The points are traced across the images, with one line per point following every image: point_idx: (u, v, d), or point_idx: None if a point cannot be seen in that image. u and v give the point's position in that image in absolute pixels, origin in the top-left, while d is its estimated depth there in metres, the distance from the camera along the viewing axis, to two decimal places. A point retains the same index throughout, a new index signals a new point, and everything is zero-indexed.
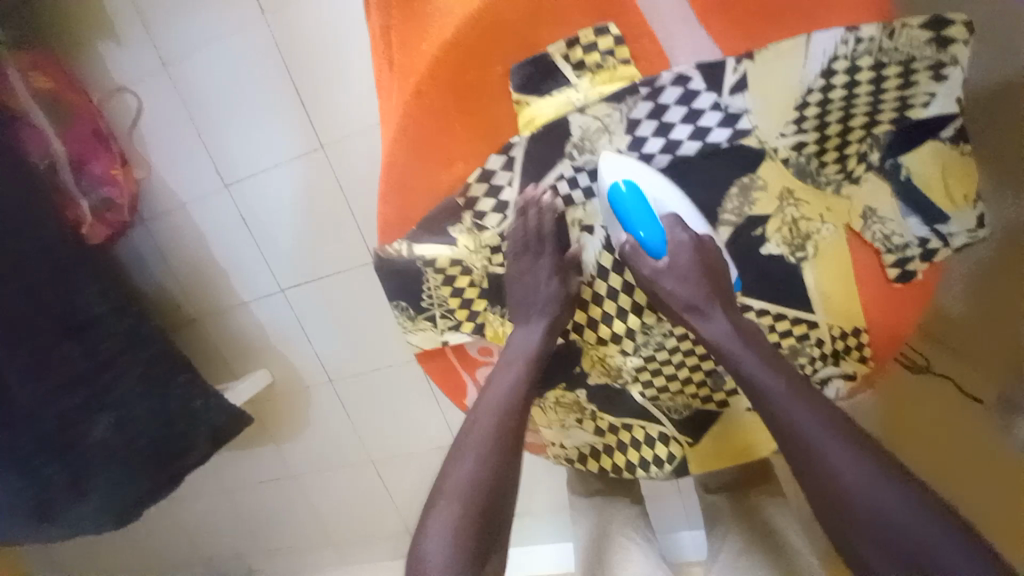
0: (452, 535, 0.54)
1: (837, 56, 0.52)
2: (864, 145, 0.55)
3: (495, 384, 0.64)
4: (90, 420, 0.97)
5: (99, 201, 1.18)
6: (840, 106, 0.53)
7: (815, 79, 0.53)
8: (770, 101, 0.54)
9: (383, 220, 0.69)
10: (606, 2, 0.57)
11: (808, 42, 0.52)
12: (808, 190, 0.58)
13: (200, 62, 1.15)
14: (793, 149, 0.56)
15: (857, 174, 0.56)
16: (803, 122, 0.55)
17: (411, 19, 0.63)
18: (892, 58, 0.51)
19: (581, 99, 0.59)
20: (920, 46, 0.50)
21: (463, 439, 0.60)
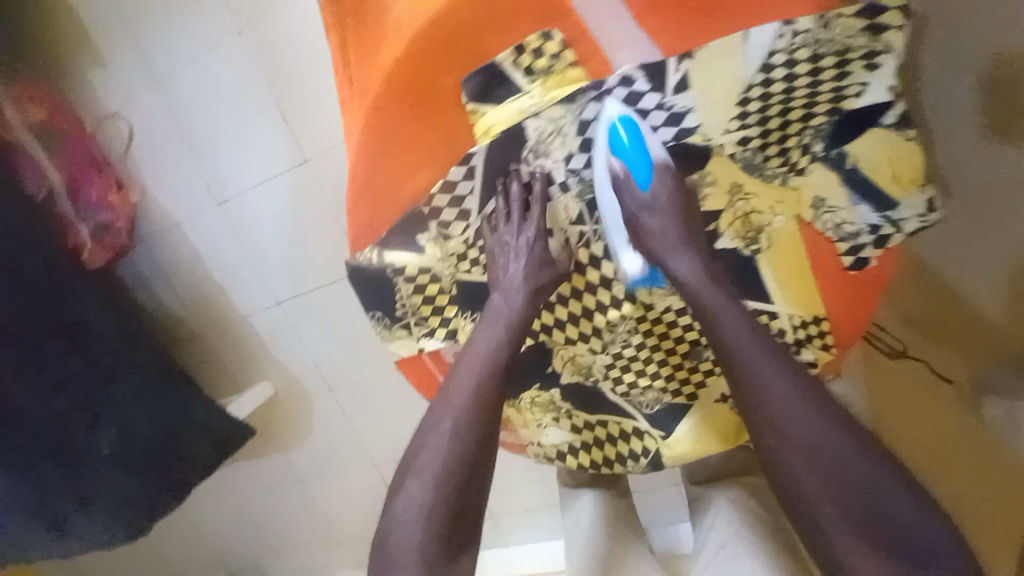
0: (422, 516, 0.56)
1: (774, 50, 0.52)
2: (807, 136, 0.56)
3: (466, 359, 0.64)
4: (95, 431, 1.01)
5: (98, 226, 1.23)
6: (781, 99, 0.54)
7: (755, 75, 0.53)
8: (712, 98, 0.55)
9: (353, 232, 0.70)
10: (549, 8, 0.58)
11: (745, 37, 0.52)
12: (757, 184, 0.60)
13: (184, 85, 1.18)
14: (738, 144, 0.57)
15: (802, 165, 0.58)
16: (746, 118, 0.56)
17: (366, 37, 0.65)
18: (829, 49, 0.51)
19: (536, 103, 0.58)
20: (855, 34, 0.50)
21: (431, 424, 0.61)
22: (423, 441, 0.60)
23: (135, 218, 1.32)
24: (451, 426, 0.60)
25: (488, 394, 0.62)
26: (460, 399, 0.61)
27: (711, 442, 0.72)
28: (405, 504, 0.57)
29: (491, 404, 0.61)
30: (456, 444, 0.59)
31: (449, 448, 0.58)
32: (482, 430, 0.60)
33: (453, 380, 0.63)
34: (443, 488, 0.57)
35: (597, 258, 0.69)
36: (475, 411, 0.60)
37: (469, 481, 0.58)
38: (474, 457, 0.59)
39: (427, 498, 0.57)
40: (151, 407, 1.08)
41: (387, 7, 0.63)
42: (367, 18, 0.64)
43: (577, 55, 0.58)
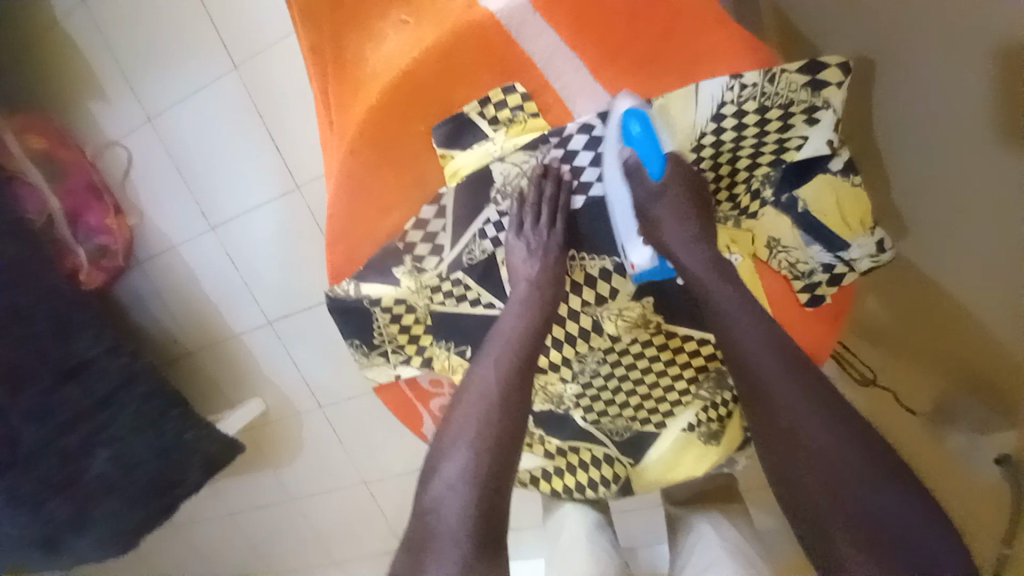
0: (468, 487, 0.55)
1: (724, 102, 0.55)
2: (759, 181, 0.59)
3: (502, 328, 0.64)
4: (86, 457, 1.02)
5: (95, 249, 1.29)
6: (731, 147, 0.57)
7: (706, 123, 0.56)
8: (668, 146, 0.58)
9: (332, 265, 0.74)
10: (512, 62, 0.61)
11: (696, 90, 0.56)
12: (712, 226, 0.63)
13: (180, 114, 1.23)
14: (694, 187, 0.61)
15: (752, 210, 0.61)
16: (699, 163, 0.59)
17: (347, 84, 0.69)
18: (774, 102, 0.54)
19: (500, 150, 0.63)
20: (798, 89, 0.54)
21: (466, 400, 0.61)
22: (460, 417, 0.60)
23: (131, 241, 1.35)
24: (489, 402, 0.60)
25: (524, 370, 0.62)
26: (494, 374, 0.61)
27: (678, 471, 0.74)
28: (450, 481, 0.56)
29: (527, 379, 0.62)
30: (499, 418, 0.59)
31: (487, 421, 0.58)
32: (521, 404, 0.61)
33: (485, 356, 0.63)
34: (488, 460, 0.56)
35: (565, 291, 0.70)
36: (513, 386, 0.61)
37: (512, 454, 0.58)
38: (514, 431, 0.59)
39: (473, 471, 0.55)
40: (142, 429, 1.09)
41: (365, 58, 0.68)
42: (349, 68, 0.69)
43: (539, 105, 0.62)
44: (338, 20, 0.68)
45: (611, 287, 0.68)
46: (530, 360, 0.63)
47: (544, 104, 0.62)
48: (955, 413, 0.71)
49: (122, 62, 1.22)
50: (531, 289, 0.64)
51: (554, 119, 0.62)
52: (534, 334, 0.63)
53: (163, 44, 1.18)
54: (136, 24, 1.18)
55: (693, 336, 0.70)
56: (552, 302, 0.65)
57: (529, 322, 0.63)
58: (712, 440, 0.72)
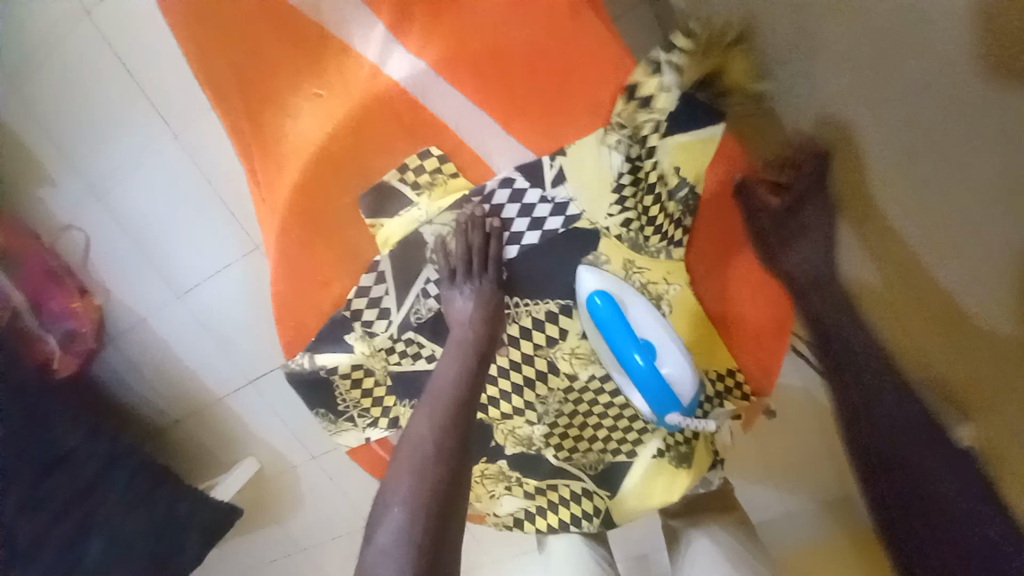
0: (404, 553, 0.49)
1: (626, 143, 0.60)
2: (680, 211, 0.65)
3: (439, 375, 0.62)
4: (83, 543, 0.98)
5: (64, 335, 1.21)
6: (647, 182, 0.62)
7: (621, 165, 0.60)
8: (589, 188, 0.61)
9: (283, 340, 0.73)
10: (424, 126, 0.64)
11: (602, 135, 0.60)
12: (647, 260, 0.67)
13: (124, 187, 1.17)
14: (622, 226, 0.64)
15: (677, 237, 0.67)
16: (624, 202, 0.62)
17: (268, 158, 0.69)
18: (643, 131, 0.61)
19: (426, 213, 0.64)
20: (637, 115, 0.60)
21: (403, 451, 0.56)
22: (396, 471, 0.55)
23: (102, 321, 1.28)
24: (426, 452, 0.55)
25: (463, 416, 0.58)
26: (433, 422, 0.58)
27: (654, 498, 0.74)
28: (384, 544, 0.50)
29: (466, 423, 0.58)
30: (435, 470, 0.54)
31: (425, 476, 0.53)
32: (457, 452, 0.56)
33: (420, 409, 0.60)
34: (425, 520, 0.51)
35: (515, 338, 0.70)
36: (449, 434, 0.57)
37: (454, 504, 0.53)
38: (455, 478, 0.54)
39: (409, 531, 0.50)
40: (135, 506, 1.05)
41: (284, 132, 0.68)
42: (267, 142, 0.68)
43: (458, 165, 0.64)
44: (251, 100, 0.67)
45: (559, 327, 0.69)
46: (467, 405, 0.60)
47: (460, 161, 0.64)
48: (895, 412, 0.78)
49: (56, 135, 1.14)
50: (462, 346, 0.63)
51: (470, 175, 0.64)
52: (472, 375, 0.62)
53: (100, 114, 1.11)
54: (62, 96, 1.11)
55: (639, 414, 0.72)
56: (485, 343, 0.64)
57: (464, 365, 0.62)
58: (682, 463, 0.73)
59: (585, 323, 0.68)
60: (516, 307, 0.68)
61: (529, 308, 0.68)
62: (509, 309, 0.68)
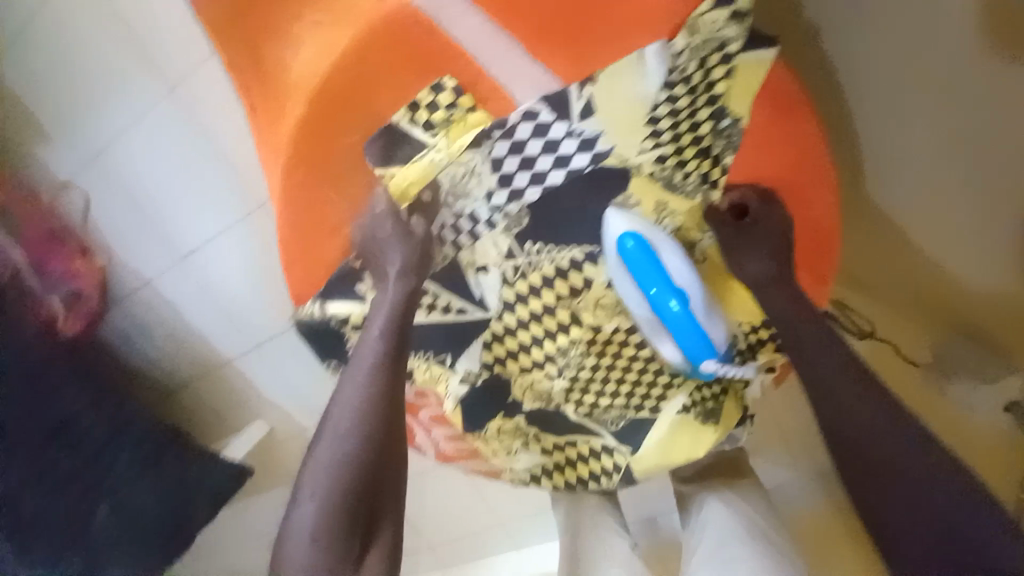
0: (310, 539, 0.55)
1: (671, 69, 0.56)
2: (719, 146, 0.60)
3: (358, 360, 0.61)
4: (92, 508, 0.99)
5: (68, 296, 1.09)
6: (687, 112, 0.58)
7: (658, 92, 0.56)
8: (620, 121, 0.58)
9: (292, 291, 0.70)
10: (440, 54, 0.58)
11: (642, 57, 0.55)
12: (681, 203, 0.63)
13: (122, 136, 1.07)
14: (656, 162, 0.60)
15: (715, 176, 0.62)
16: (659, 136, 0.58)
17: (269, 95, 0.63)
18: (708, 50, 0.56)
19: (444, 155, 0.61)
20: (724, 28, 0.55)
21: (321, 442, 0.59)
22: (305, 486, 0.57)
23: (105, 283, 1.14)
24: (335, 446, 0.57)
25: (372, 432, 0.58)
26: (337, 441, 0.58)
27: (677, 455, 0.72)
28: (295, 530, 0.56)
29: (378, 416, 0.59)
30: (341, 466, 0.56)
31: (330, 472, 0.56)
32: (361, 473, 0.57)
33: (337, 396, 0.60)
34: (331, 510, 0.55)
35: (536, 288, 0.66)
36: (359, 429, 0.58)
37: (366, 515, 0.57)
38: (366, 493, 0.57)
39: (315, 520, 0.55)
40: (144, 468, 1.05)
41: (285, 63, 0.62)
42: (268, 76, 0.63)
43: (474, 98, 0.59)
44: (247, 30, 0.62)
45: (584, 277, 0.66)
46: (383, 394, 0.59)
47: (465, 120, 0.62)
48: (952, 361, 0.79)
49: (35, 77, 1.03)
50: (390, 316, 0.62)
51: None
52: (391, 361, 0.61)
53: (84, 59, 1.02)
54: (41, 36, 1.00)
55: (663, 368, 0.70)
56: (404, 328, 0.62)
57: (379, 353, 0.60)
58: (709, 419, 0.71)
59: (613, 270, 0.64)
60: (538, 254, 0.65)
61: (553, 255, 0.65)
62: (530, 256, 0.65)
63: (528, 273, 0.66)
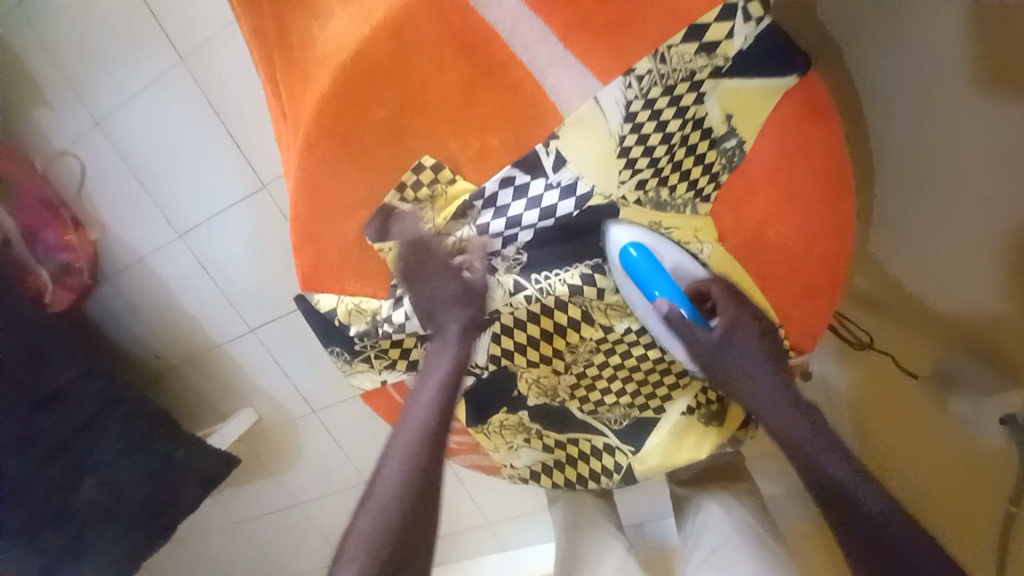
0: (377, 536, 0.55)
1: (630, 100, 0.55)
2: (720, 165, 0.62)
3: (432, 362, 0.66)
4: (75, 484, 0.94)
5: (58, 267, 1.13)
6: (664, 147, 0.58)
7: (623, 127, 0.56)
8: (597, 162, 0.58)
9: (301, 272, 0.69)
10: (471, 34, 0.56)
11: (597, 103, 0.55)
12: (674, 217, 0.64)
13: (130, 113, 1.07)
14: (637, 190, 0.61)
15: (706, 192, 0.63)
16: (635, 166, 0.58)
17: (294, 72, 0.63)
18: (676, 78, 0.55)
19: (434, 226, 0.65)
20: (693, 58, 0.54)
21: (397, 439, 0.62)
22: (386, 463, 0.60)
23: (97, 257, 1.20)
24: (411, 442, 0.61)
25: (437, 431, 0.62)
26: (417, 427, 0.62)
27: (681, 457, 0.71)
28: (362, 526, 0.57)
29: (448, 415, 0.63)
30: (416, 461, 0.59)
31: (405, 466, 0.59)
32: (433, 455, 0.60)
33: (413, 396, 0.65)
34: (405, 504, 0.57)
35: (551, 305, 0.66)
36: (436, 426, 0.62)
37: (425, 514, 0.58)
38: (429, 490, 0.59)
39: (385, 512, 0.57)
40: (131, 449, 1.00)
41: (313, 40, 0.61)
42: (294, 53, 0.63)
43: (454, 171, 0.62)
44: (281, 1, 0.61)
45: (597, 289, 0.66)
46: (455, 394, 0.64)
47: (491, 103, 0.58)
48: (953, 375, 0.73)
49: (49, 44, 1.03)
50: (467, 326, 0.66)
51: (507, 118, 0.59)
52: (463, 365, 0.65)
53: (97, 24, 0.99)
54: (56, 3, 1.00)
55: (672, 369, 0.70)
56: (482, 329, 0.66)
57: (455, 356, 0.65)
58: (712, 420, 0.71)
59: (620, 279, 0.65)
60: (547, 279, 0.65)
61: (561, 277, 0.65)
62: (539, 283, 0.65)
63: (538, 298, 0.66)
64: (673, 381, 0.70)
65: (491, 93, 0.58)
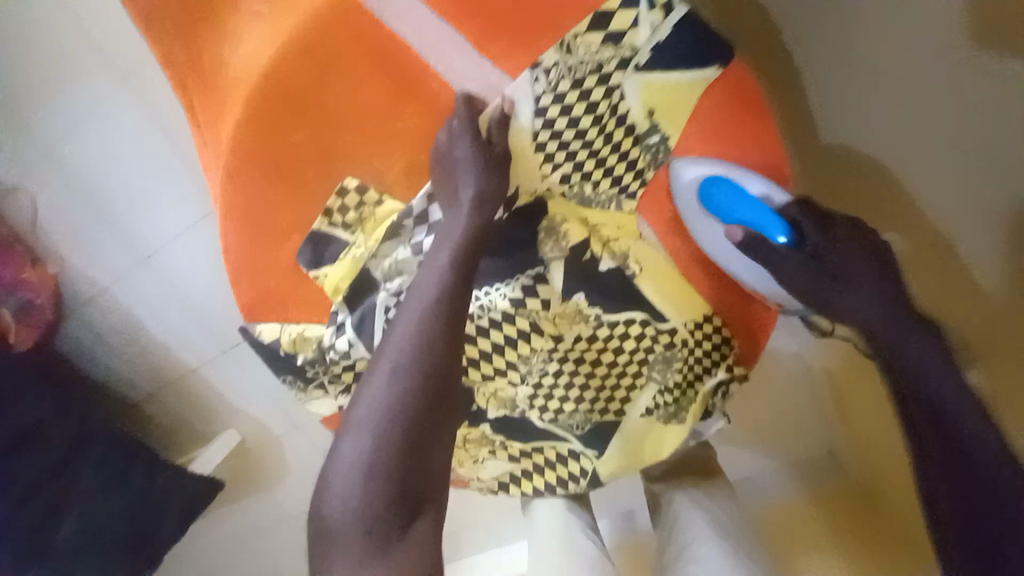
0: (365, 470, 0.49)
1: (540, 94, 0.57)
2: (644, 161, 0.63)
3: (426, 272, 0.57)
4: (52, 526, 0.91)
5: (19, 305, 1.06)
6: (579, 141, 0.59)
7: (535, 121, 0.58)
8: (521, 157, 0.62)
9: (240, 302, 0.67)
10: (382, 53, 0.59)
11: (509, 100, 0.58)
12: (600, 213, 0.66)
13: (69, 141, 1.02)
14: (563, 182, 0.63)
15: (631, 188, 0.65)
16: (554, 160, 0.61)
17: (210, 98, 0.60)
18: (584, 70, 0.57)
19: (366, 248, 0.64)
20: (599, 49, 0.56)
21: (384, 357, 0.54)
22: (367, 388, 0.53)
23: (60, 291, 1.13)
24: (404, 363, 0.52)
25: (433, 355, 0.53)
26: (405, 348, 0.53)
27: (643, 457, 0.71)
28: (345, 463, 0.50)
29: (448, 340, 0.54)
30: (410, 390, 0.52)
31: (393, 394, 0.51)
32: (432, 386, 0.52)
33: (402, 313, 0.56)
34: (395, 439, 0.50)
35: (499, 319, 0.65)
36: (432, 351, 0.53)
37: (421, 453, 0.51)
38: (423, 426, 0.51)
39: (375, 448, 0.50)
40: (108, 483, 0.97)
41: (227, 65, 0.58)
42: (207, 78, 0.59)
43: (381, 190, 0.63)
44: (189, 26, 0.58)
45: (541, 299, 0.65)
46: (456, 314, 0.55)
47: (413, 117, 0.61)
48: None
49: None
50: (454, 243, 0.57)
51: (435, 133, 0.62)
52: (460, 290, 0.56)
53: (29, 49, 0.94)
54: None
55: (627, 372, 0.69)
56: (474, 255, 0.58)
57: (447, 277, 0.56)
58: (673, 420, 0.70)
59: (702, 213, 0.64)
60: (487, 295, 0.65)
61: (502, 291, 0.65)
62: (480, 299, 0.65)
63: (481, 314, 0.65)
64: (629, 384, 0.69)
65: (415, 110, 0.61)
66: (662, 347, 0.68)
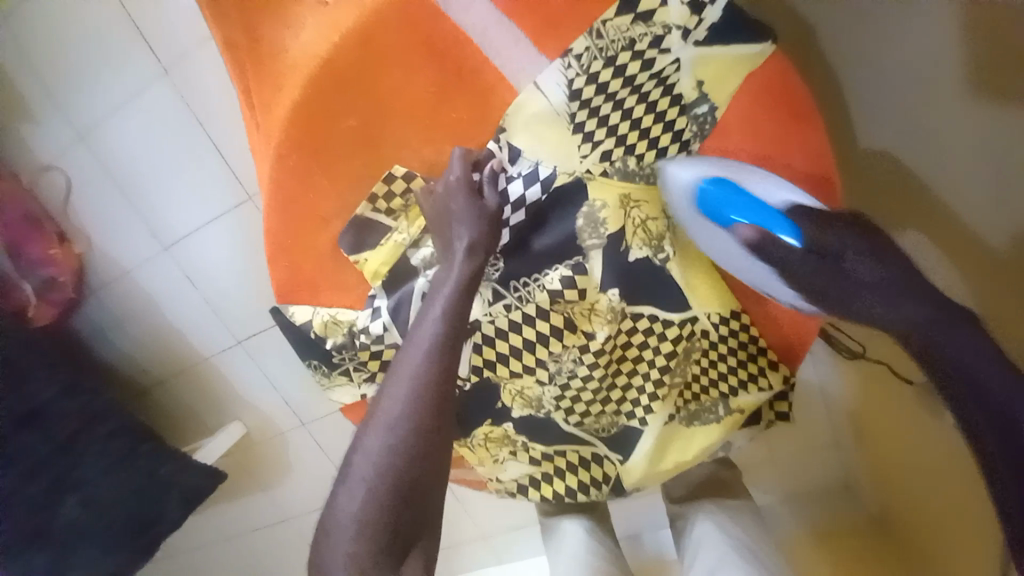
0: (360, 527, 0.50)
1: (571, 79, 0.55)
2: (690, 132, 0.60)
3: (423, 315, 0.56)
4: (56, 504, 0.89)
5: (42, 282, 1.07)
6: (618, 112, 0.57)
7: (569, 106, 0.56)
8: (550, 144, 0.58)
9: (277, 284, 0.68)
10: (434, 38, 0.56)
11: (537, 86, 0.55)
12: (643, 189, 0.61)
13: (106, 122, 1.02)
14: (602, 162, 0.59)
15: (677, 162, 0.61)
16: (593, 138, 0.57)
17: (266, 79, 0.62)
18: (616, 49, 0.54)
19: (408, 235, 0.64)
20: (630, 28, 0.54)
21: (381, 407, 0.53)
22: (365, 439, 0.53)
23: (82, 271, 1.14)
24: (395, 417, 0.52)
25: (425, 406, 0.52)
26: (399, 399, 0.53)
27: (665, 462, 0.71)
28: (344, 519, 0.50)
29: (444, 391, 0.53)
30: (405, 445, 0.51)
31: (386, 449, 0.51)
32: (426, 433, 0.52)
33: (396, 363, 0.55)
34: (387, 494, 0.50)
35: (532, 316, 0.64)
36: (425, 405, 0.52)
37: (415, 505, 0.51)
38: (416, 479, 0.51)
39: (371, 501, 0.50)
40: (113, 467, 0.95)
41: (285, 48, 0.60)
42: (265, 60, 0.62)
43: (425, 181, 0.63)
44: (248, 8, 0.60)
45: (579, 289, 0.62)
46: (450, 356, 0.54)
47: (463, 109, 0.59)
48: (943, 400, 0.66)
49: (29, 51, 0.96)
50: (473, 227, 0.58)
51: (482, 119, 0.59)
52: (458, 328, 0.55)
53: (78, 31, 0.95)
54: (33, 8, 0.95)
55: (659, 381, 0.68)
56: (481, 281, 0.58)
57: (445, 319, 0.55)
58: (693, 421, 0.71)
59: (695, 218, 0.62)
60: (525, 288, 0.63)
61: (540, 283, 0.63)
62: (518, 291, 0.63)
63: (518, 306, 0.64)
64: (656, 393, 0.68)
65: (464, 100, 0.59)
66: (686, 346, 0.67)
